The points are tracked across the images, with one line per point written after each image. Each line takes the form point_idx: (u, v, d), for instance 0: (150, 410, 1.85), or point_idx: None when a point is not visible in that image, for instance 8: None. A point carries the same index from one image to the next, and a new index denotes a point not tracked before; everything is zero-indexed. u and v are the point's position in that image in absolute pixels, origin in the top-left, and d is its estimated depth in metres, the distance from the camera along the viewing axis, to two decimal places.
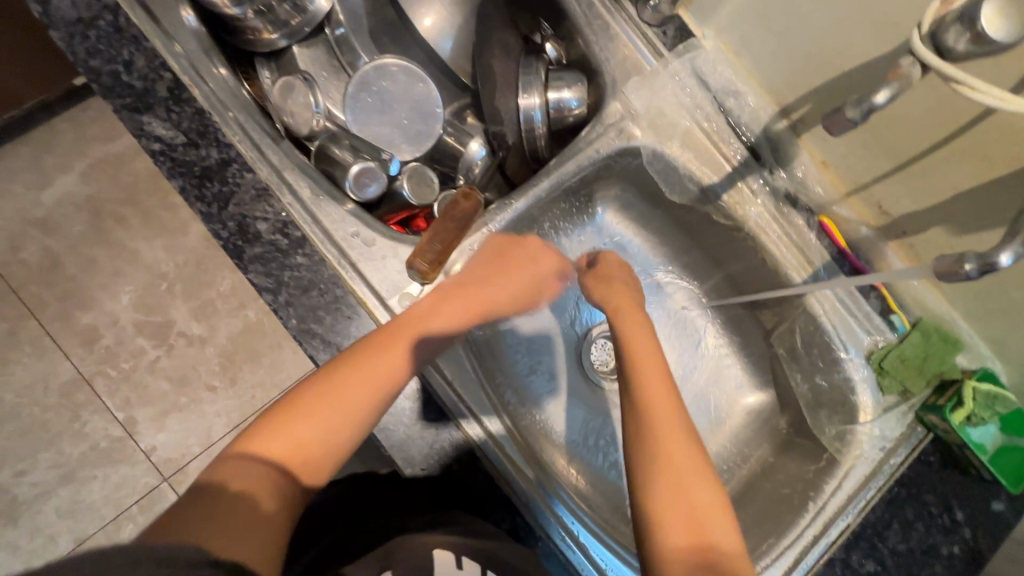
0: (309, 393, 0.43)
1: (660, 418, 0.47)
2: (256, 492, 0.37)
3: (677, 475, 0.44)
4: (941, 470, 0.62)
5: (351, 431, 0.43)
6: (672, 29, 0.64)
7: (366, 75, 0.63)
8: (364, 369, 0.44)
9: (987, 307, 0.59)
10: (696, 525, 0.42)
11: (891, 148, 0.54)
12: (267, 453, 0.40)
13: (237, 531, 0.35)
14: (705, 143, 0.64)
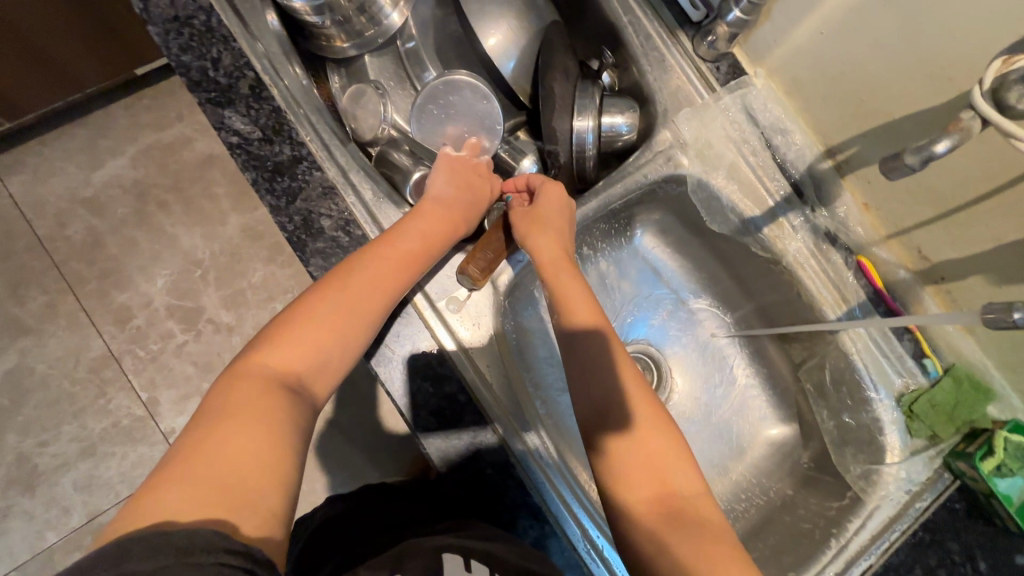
0: (304, 319, 0.48)
1: (609, 391, 0.54)
2: (268, 407, 0.42)
3: (626, 440, 0.51)
4: (966, 519, 0.61)
5: (346, 346, 0.48)
6: (726, 65, 0.66)
7: (434, 88, 0.65)
8: (346, 292, 0.49)
9: (1021, 358, 0.60)
10: (660, 479, 0.49)
11: (937, 195, 0.55)
12: (276, 370, 0.45)
13: (260, 451, 0.39)
14: (750, 177, 0.65)
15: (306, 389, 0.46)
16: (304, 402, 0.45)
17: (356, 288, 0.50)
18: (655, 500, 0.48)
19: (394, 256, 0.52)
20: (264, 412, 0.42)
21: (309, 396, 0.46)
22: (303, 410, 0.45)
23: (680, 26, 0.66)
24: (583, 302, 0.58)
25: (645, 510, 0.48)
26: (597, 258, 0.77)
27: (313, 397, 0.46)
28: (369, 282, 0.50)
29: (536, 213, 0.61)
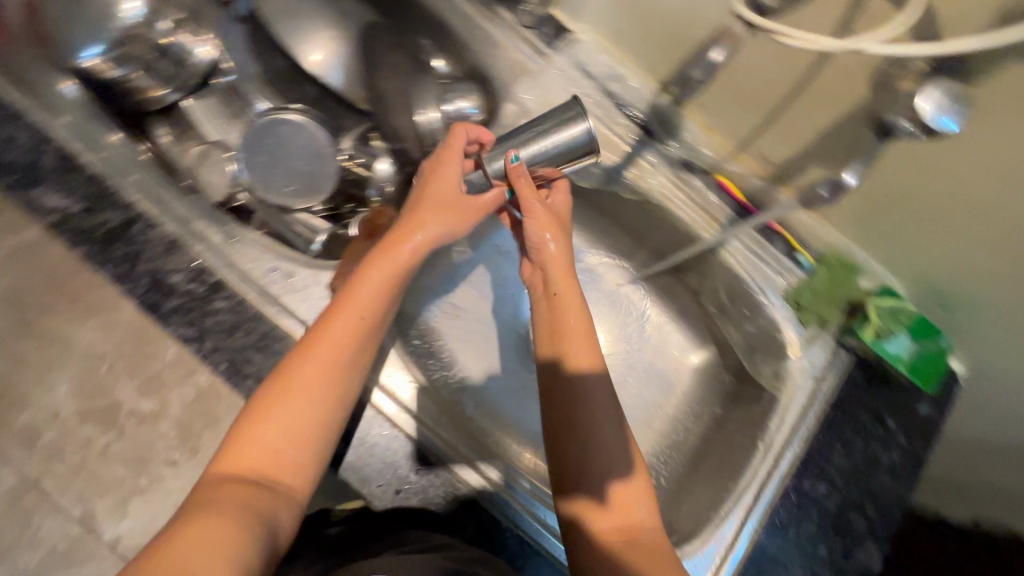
0: (261, 405, 0.43)
1: (590, 413, 0.51)
2: (236, 507, 0.37)
3: (607, 459, 0.49)
4: (867, 387, 0.66)
5: (318, 430, 0.43)
6: (549, 28, 0.68)
7: (255, 131, 0.59)
8: (305, 371, 0.44)
9: (875, 231, 0.63)
10: (627, 509, 0.48)
11: (756, 102, 0.59)
12: (237, 467, 0.40)
13: (236, 543, 0.33)
14: (600, 128, 0.68)
15: (278, 479, 0.41)
16: (282, 495, 0.41)
17: (317, 366, 0.45)
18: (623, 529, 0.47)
19: (358, 310, 0.48)
20: (226, 510, 0.36)
21: (281, 486, 0.41)
22: (279, 505, 0.40)
23: None
24: (575, 338, 0.54)
25: (608, 537, 0.47)
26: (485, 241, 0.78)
27: (288, 489, 0.41)
28: (328, 357, 0.45)
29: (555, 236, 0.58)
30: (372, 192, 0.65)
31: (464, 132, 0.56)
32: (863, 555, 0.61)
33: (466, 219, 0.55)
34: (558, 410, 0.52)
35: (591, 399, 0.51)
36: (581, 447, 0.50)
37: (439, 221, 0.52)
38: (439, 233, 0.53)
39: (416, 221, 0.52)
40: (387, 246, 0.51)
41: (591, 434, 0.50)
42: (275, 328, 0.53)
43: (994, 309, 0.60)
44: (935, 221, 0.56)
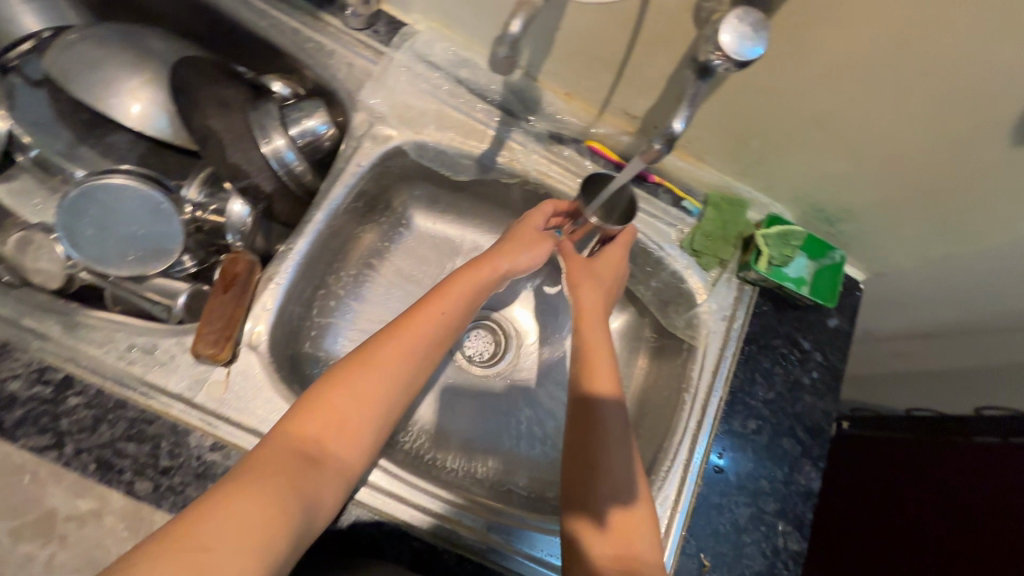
0: (337, 383, 0.46)
1: (609, 435, 0.53)
2: (291, 480, 0.40)
3: (614, 485, 0.51)
4: (777, 314, 0.67)
5: (369, 431, 0.47)
6: (382, 25, 0.64)
7: (74, 204, 0.52)
8: (368, 376, 0.47)
9: (747, 163, 0.63)
10: (624, 536, 0.50)
11: (603, 60, 0.57)
12: (302, 434, 0.43)
13: (265, 535, 0.35)
14: (460, 117, 0.65)
15: (332, 454, 0.44)
16: (328, 474, 0.43)
17: (379, 375, 0.48)
18: (616, 555, 0.49)
19: (416, 342, 0.51)
20: (280, 483, 0.39)
21: (335, 459, 0.44)
22: (326, 486, 0.43)
23: (320, 8, 0.63)
24: (600, 360, 0.57)
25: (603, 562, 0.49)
26: (377, 258, 0.74)
27: (341, 462, 0.45)
28: (386, 368, 0.49)
29: (591, 266, 0.60)
30: (232, 238, 0.61)
31: (552, 206, 0.61)
32: (803, 478, 0.62)
33: (541, 255, 0.59)
34: (577, 422, 0.55)
35: (610, 428, 0.54)
36: (597, 471, 0.52)
37: (535, 253, 0.59)
38: (524, 265, 0.59)
39: (506, 258, 0.58)
40: (471, 266, 0.57)
41: (605, 458, 0.52)
42: (146, 410, 0.49)
43: (871, 212, 0.62)
44: (791, 143, 0.57)
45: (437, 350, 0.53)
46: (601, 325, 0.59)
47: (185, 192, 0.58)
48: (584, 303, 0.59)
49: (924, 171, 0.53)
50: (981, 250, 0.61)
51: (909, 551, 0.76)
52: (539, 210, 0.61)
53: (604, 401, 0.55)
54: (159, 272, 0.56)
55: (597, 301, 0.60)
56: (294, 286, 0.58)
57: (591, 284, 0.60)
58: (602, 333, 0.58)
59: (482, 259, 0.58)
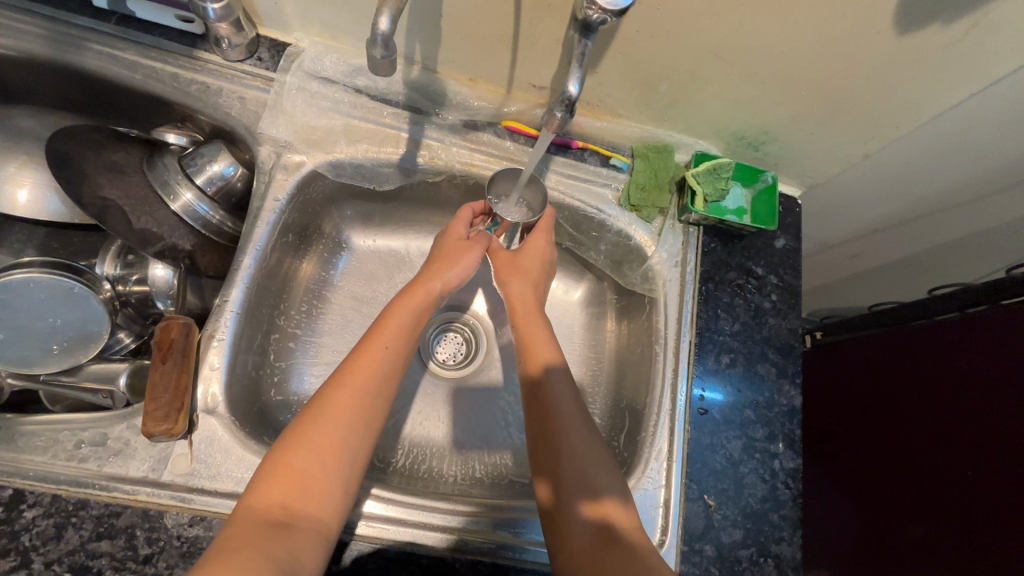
0: (293, 442, 0.46)
1: (566, 419, 0.54)
2: (261, 550, 0.39)
3: (580, 464, 0.52)
4: (725, 249, 0.68)
5: (337, 482, 0.46)
6: (265, 51, 0.62)
7: None
8: (324, 427, 0.47)
9: (663, 109, 0.63)
10: (601, 505, 0.50)
11: (496, 37, 0.55)
12: (266, 503, 0.43)
13: None
14: (369, 126, 0.63)
15: (303, 514, 0.43)
16: (302, 536, 0.42)
17: (335, 423, 0.47)
18: (597, 525, 0.48)
19: (367, 379, 0.50)
20: (251, 553, 0.38)
21: (307, 519, 0.43)
22: (303, 547, 0.42)
23: (194, 47, 0.60)
24: (540, 345, 0.59)
25: (582, 537, 0.48)
26: (324, 287, 0.71)
27: (315, 519, 0.44)
28: (340, 414, 0.48)
29: (517, 260, 0.65)
30: (163, 303, 0.59)
31: (470, 209, 0.65)
32: (785, 398, 0.63)
33: (469, 264, 0.62)
34: (534, 409, 0.56)
35: (565, 408, 0.55)
36: (561, 454, 0.52)
37: (462, 263, 0.62)
38: (456, 277, 0.62)
39: (437, 274, 0.60)
40: (408, 293, 0.58)
41: (564, 441, 0.53)
42: (110, 504, 0.46)
43: (789, 127, 0.63)
44: (696, 79, 0.57)
45: (390, 383, 0.52)
46: (536, 315, 0.62)
47: (100, 270, 0.58)
48: (517, 296, 0.63)
49: (827, 77, 0.54)
50: (898, 139, 0.63)
51: (898, 439, 0.79)
52: (460, 217, 0.65)
53: (553, 379, 0.57)
54: (94, 358, 0.54)
55: (527, 293, 0.63)
56: (239, 338, 0.56)
57: (520, 276, 0.64)
58: (538, 319, 0.62)
59: (418, 281, 0.60)
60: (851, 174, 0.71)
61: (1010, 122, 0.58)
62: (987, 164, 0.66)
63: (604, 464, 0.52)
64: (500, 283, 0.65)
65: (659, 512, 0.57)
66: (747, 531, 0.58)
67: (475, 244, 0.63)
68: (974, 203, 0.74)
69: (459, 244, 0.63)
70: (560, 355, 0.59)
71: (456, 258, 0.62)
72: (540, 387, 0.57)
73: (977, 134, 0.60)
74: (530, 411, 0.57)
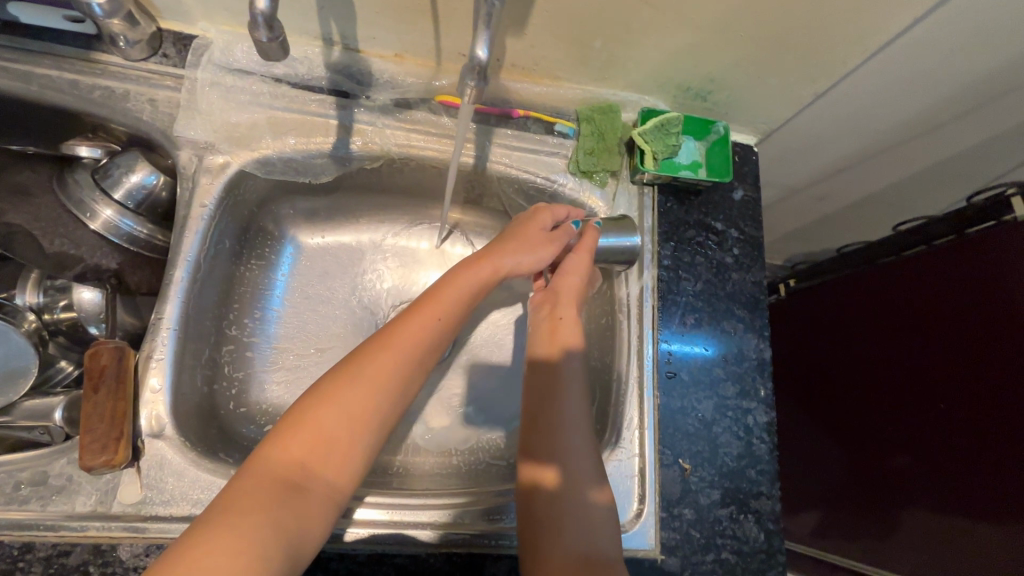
0: (323, 400, 0.43)
1: (571, 403, 0.54)
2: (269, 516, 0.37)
3: (569, 448, 0.51)
4: (682, 207, 0.66)
5: (363, 451, 0.44)
6: (170, 47, 0.57)
7: None
8: (358, 391, 0.44)
9: (602, 67, 0.60)
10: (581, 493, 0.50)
11: (413, 8, 0.51)
12: (288, 458, 0.41)
13: None
14: (295, 116, 0.59)
15: (319, 475, 0.41)
16: (313, 497, 0.40)
17: (370, 388, 0.45)
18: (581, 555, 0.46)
19: (407, 349, 0.48)
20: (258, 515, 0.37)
21: (323, 483, 0.41)
22: (313, 513, 0.40)
23: (91, 49, 0.55)
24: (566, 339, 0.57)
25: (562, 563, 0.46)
26: (274, 291, 0.68)
27: (330, 484, 0.42)
28: (376, 377, 0.46)
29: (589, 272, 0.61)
30: (96, 328, 0.55)
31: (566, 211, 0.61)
32: (754, 351, 0.62)
33: (542, 258, 0.58)
34: (537, 405, 0.54)
35: (568, 414, 0.53)
36: (555, 435, 0.52)
37: (539, 255, 0.58)
38: (525, 265, 0.58)
39: (506, 258, 0.56)
40: (472, 264, 0.56)
41: (563, 434, 0.52)
42: (59, 543, 0.44)
43: (735, 73, 0.60)
44: (630, 31, 0.54)
45: (429, 359, 0.50)
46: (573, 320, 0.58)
47: (21, 300, 0.53)
48: (568, 292, 0.58)
49: (764, 16, 0.51)
50: (848, 74, 0.60)
51: (878, 375, 0.79)
52: (554, 209, 0.60)
53: (566, 371, 0.55)
54: (27, 395, 0.51)
55: (579, 291, 0.59)
56: (181, 354, 0.53)
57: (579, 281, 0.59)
58: (573, 317, 0.58)
59: (487, 255, 0.56)
60: (806, 116, 0.69)
61: (958, 46, 0.56)
62: (941, 92, 0.64)
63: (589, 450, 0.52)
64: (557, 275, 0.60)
65: (635, 481, 0.57)
66: (725, 490, 0.58)
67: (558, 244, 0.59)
68: (932, 133, 0.72)
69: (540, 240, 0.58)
70: (580, 379, 0.55)
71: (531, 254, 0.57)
72: (553, 375, 0.55)
73: (928, 62, 0.58)
74: (531, 396, 0.55)
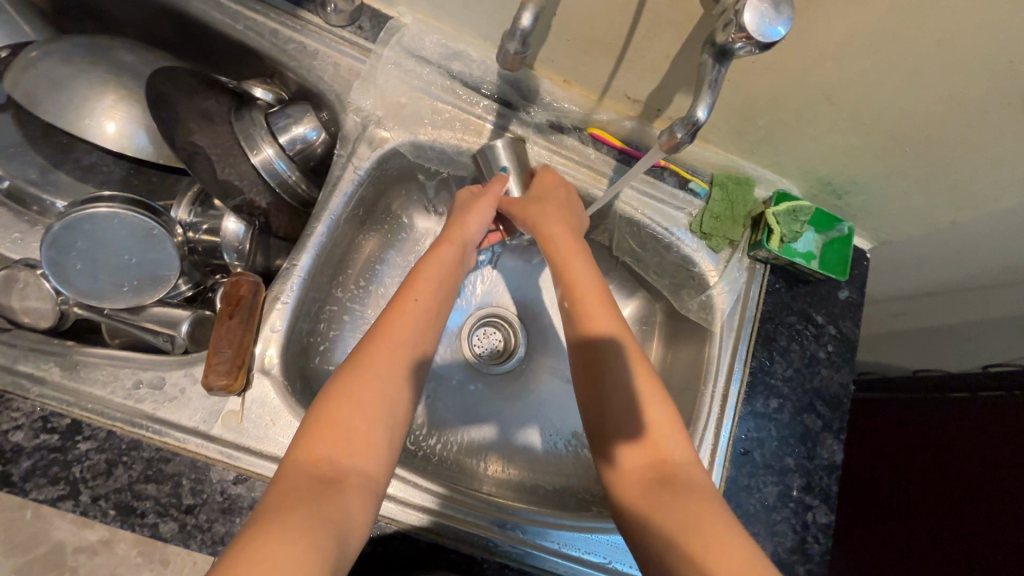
0: (334, 396, 0.45)
1: (605, 350, 0.52)
2: (314, 510, 0.38)
3: (623, 402, 0.50)
4: (789, 292, 0.67)
5: (380, 436, 0.45)
6: (366, 21, 0.61)
7: (59, 236, 0.49)
8: (361, 383, 0.46)
9: (752, 142, 0.62)
10: (650, 445, 0.48)
11: (605, 45, 0.54)
12: (313, 458, 0.42)
13: (301, 560, 0.34)
14: (455, 112, 0.63)
15: (349, 468, 0.43)
16: (349, 487, 0.42)
17: (374, 376, 0.47)
18: (651, 463, 0.48)
19: (402, 338, 0.50)
20: (306, 512, 0.38)
21: (355, 474, 0.43)
22: (353, 501, 0.41)
23: (299, 6, 0.59)
24: (574, 270, 0.57)
25: (638, 475, 0.47)
26: (380, 263, 0.71)
27: (363, 474, 0.43)
28: (379, 370, 0.47)
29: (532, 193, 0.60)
30: (228, 256, 0.59)
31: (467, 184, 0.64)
32: (827, 452, 0.62)
33: (483, 212, 0.60)
34: (585, 380, 0.52)
35: (614, 356, 0.52)
36: (606, 393, 0.51)
37: (477, 212, 0.60)
38: (475, 226, 0.60)
39: (458, 231, 0.59)
40: (442, 255, 0.57)
41: (612, 379, 0.51)
42: (161, 448, 0.46)
43: (880, 181, 0.61)
44: (798, 118, 0.56)
45: (427, 342, 0.52)
46: (575, 241, 0.58)
47: (175, 213, 0.58)
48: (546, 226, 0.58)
49: (935, 138, 0.53)
50: (991, 212, 0.61)
51: (931, 492, 0.77)
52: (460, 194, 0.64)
53: (590, 305, 0.54)
54: (157, 301, 0.54)
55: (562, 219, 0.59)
56: (301, 302, 0.55)
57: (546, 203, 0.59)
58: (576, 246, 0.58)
59: (441, 239, 0.59)
60: (930, 238, 0.69)
61: None
62: None
63: (650, 393, 0.50)
64: (523, 221, 0.60)
65: None
66: None
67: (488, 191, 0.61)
68: None
69: (461, 208, 0.61)
70: (609, 304, 0.55)
71: (466, 217, 0.60)
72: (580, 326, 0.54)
73: None
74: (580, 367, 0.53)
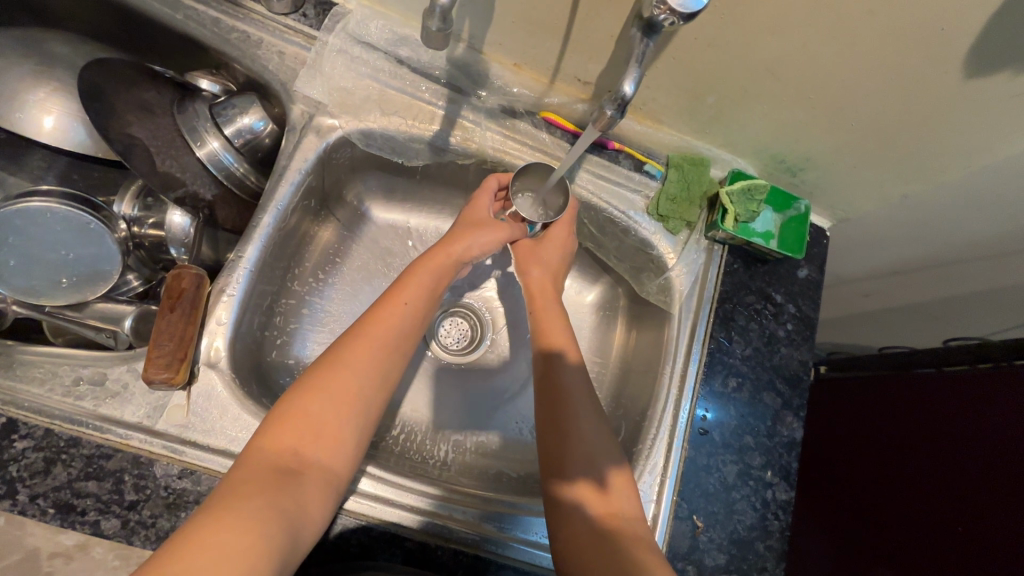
0: (310, 387, 0.44)
1: (577, 405, 0.54)
2: (270, 500, 0.38)
3: (587, 449, 0.51)
4: (747, 271, 0.67)
5: (350, 434, 0.45)
6: (310, 8, 0.60)
7: None
8: (338, 378, 0.45)
9: (704, 122, 0.62)
10: (606, 497, 0.49)
11: (548, 26, 0.53)
12: (279, 447, 0.41)
13: (246, 552, 0.34)
14: (405, 99, 0.62)
15: (312, 461, 0.42)
16: (310, 481, 0.41)
17: (351, 374, 0.46)
18: (599, 515, 0.48)
19: (384, 338, 0.49)
20: (262, 500, 0.37)
21: (317, 467, 0.42)
22: (311, 496, 0.41)
23: None
24: (553, 329, 0.59)
25: (587, 521, 0.48)
26: (339, 255, 0.70)
27: (325, 467, 0.43)
28: (357, 367, 0.47)
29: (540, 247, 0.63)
30: (176, 251, 0.58)
31: (496, 180, 0.62)
32: (786, 429, 0.63)
33: (495, 237, 0.59)
34: (547, 426, 0.53)
35: (582, 413, 0.53)
36: (570, 443, 0.52)
37: (488, 235, 0.59)
38: (480, 247, 0.59)
39: (456, 241, 0.58)
40: (430, 255, 0.56)
41: (578, 433, 0.52)
42: (102, 445, 0.46)
43: (832, 157, 0.61)
44: (746, 96, 0.56)
45: (408, 342, 0.51)
46: (553, 303, 0.61)
47: (118, 209, 0.57)
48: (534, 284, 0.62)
49: (879, 111, 0.53)
50: (941, 186, 0.61)
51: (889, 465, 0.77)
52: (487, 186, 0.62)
53: (566, 367, 0.56)
54: (101, 297, 0.53)
55: (546, 282, 0.62)
56: (249, 295, 0.54)
57: (539, 263, 0.63)
58: (553, 305, 0.61)
59: (440, 243, 0.58)
60: (887, 214, 0.70)
61: None
62: None
63: (611, 453, 0.52)
64: (523, 264, 0.63)
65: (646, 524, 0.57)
66: (732, 556, 0.58)
67: (504, 223, 0.61)
68: None
69: (472, 220, 0.60)
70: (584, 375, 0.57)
71: (476, 234, 0.58)
72: (550, 380, 0.56)
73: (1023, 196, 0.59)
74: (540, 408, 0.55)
